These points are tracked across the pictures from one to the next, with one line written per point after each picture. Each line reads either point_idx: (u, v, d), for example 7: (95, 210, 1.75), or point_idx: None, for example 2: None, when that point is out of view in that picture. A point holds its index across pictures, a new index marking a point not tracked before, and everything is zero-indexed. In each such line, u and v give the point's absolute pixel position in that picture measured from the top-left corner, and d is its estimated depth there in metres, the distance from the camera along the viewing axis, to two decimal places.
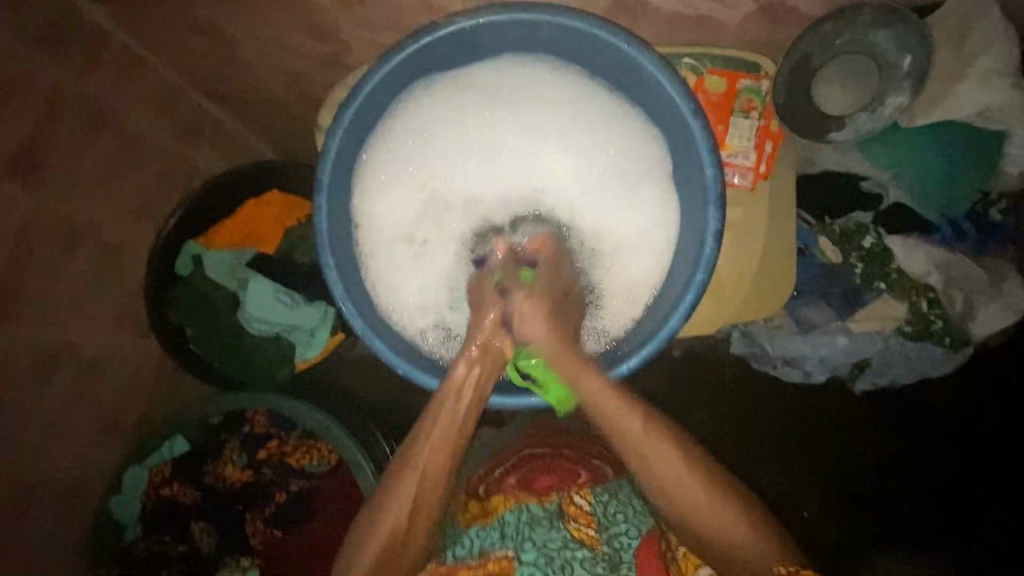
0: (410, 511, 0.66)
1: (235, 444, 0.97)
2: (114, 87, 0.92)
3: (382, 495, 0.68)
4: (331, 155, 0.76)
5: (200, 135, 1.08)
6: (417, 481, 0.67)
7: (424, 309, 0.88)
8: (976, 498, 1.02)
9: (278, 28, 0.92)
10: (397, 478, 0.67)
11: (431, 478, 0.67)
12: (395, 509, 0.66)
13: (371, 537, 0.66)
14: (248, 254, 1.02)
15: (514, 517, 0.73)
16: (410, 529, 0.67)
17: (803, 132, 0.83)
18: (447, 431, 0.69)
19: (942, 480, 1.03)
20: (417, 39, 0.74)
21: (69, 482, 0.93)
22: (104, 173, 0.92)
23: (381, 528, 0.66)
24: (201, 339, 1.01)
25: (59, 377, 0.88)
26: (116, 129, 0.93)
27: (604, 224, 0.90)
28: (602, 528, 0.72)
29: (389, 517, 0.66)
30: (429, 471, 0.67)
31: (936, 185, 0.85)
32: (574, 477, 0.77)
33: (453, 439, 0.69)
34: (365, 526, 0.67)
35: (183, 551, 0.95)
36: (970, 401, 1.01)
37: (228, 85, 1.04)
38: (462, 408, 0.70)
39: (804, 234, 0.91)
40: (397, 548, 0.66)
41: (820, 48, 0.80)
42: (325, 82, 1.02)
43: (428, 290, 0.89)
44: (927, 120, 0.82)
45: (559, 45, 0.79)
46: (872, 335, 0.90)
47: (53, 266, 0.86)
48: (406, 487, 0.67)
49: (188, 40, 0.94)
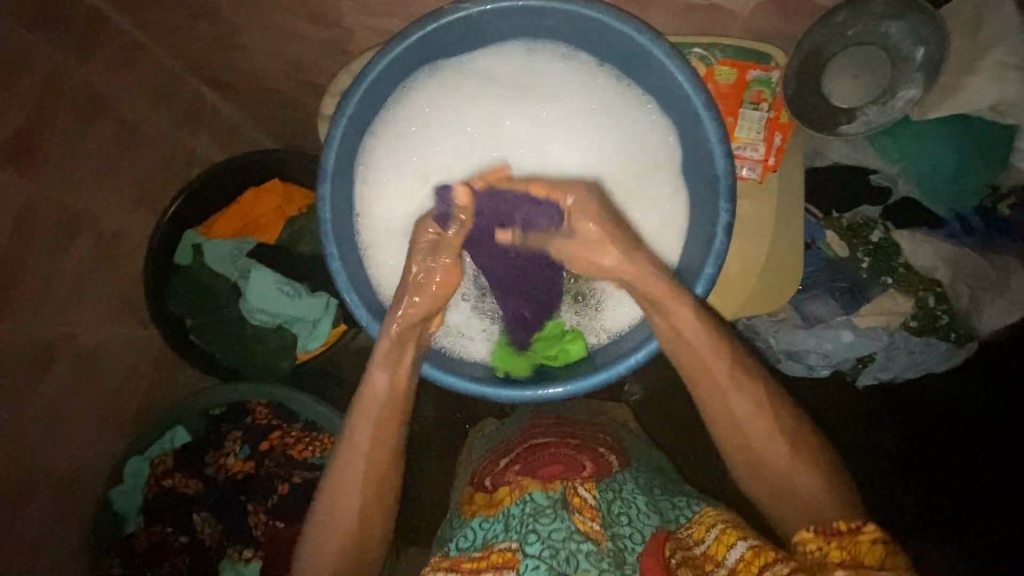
0: (363, 499, 0.66)
1: (237, 435, 0.96)
2: (111, 74, 0.90)
3: (326, 489, 0.67)
4: (335, 143, 0.75)
5: (199, 123, 1.06)
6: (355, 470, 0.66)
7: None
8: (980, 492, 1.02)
9: (277, 14, 0.90)
10: (342, 471, 0.66)
11: (373, 467, 0.66)
12: (346, 502, 0.65)
13: (323, 532, 0.65)
14: (249, 244, 1.01)
15: (519, 509, 0.69)
16: (369, 519, 0.66)
17: (811, 125, 0.82)
18: (383, 415, 0.67)
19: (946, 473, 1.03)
20: (423, 25, 0.73)
21: (70, 473, 0.92)
22: (101, 161, 0.90)
23: (331, 524, 0.65)
24: (202, 330, 1.01)
25: (58, 368, 0.87)
26: (114, 116, 0.91)
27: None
28: (607, 524, 0.67)
29: (342, 510, 0.65)
30: (372, 458, 0.66)
31: (946, 179, 0.85)
32: (578, 468, 0.74)
33: (389, 423, 0.67)
34: (319, 520, 0.66)
35: (186, 542, 0.94)
36: (975, 395, 1.01)
37: (228, 73, 1.02)
38: (395, 390, 0.67)
39: (812, 227, 0.91)
40: (354, 544, 0.65)
41: (832, 38, 0.78)
42: (327, 69, 1.00)
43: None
44: (939, 111, 0.80)
45: (568, 33, 0.78)
46: (878, 329, 0.90)
47: (51, 256, 0.84)
48: (354, 478, 0.65)
49: (186, 26, 0.92)
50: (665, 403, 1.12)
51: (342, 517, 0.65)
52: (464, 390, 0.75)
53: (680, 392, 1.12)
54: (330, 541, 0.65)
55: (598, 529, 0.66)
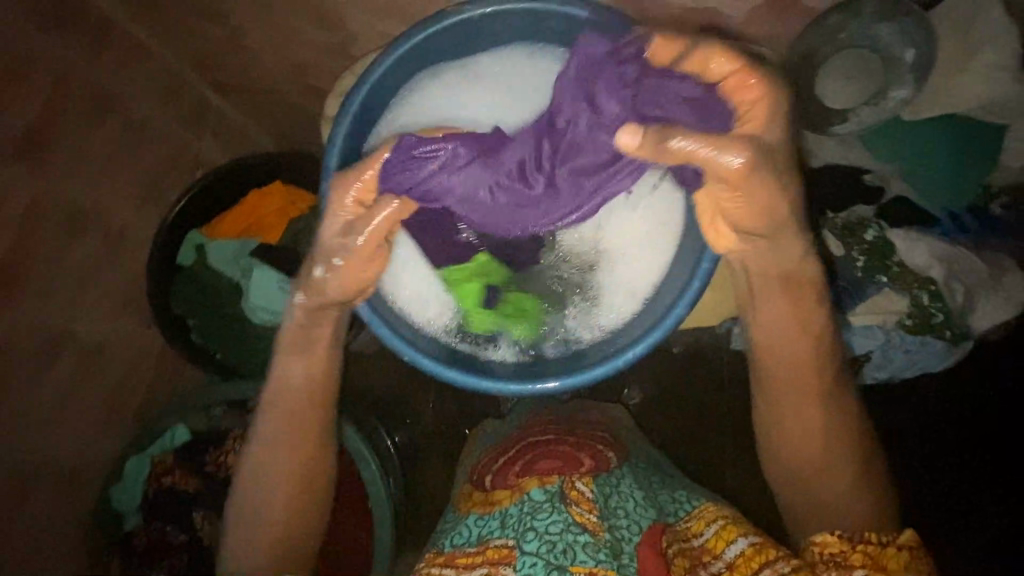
0: (293, 483, 0.74)
1: (236, 434, 0.96)
2: (117, 74, 0.92)
3: (249, 477, 0.75)
4: (338, 142, 0.77)
5: (204, 126, 1.08)
6: (280, 455, 0.74)
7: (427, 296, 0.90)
8: (975, 490, 1.03)
9: (281, 18, 0.92)
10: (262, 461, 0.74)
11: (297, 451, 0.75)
12: (274, 488, 0.73)
13: (256, 512, 0.73)
14: (253, 243, 1.02)
15: (518, 508, 0.70)
16: (299, 498, 0.75)
17: (807, 125, 0.86)
18: (297, 408, 0.75)
19: (942, 471, 1.03)
20: (427, 27, 0.75)
21: (72, 468, 0.93)
22: (108, 159, 0.92)
23: (269, 503, 0.73)
24: (203, 330, 1.01)
25: (61, 363, 0.88)
26: (120, 116, 0.93)
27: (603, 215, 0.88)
28: (603, 515, 0.67)
29: (273, 496, 0.73)
30: (293, 445, 0.74)
31: (939, 179, 0.87)
32: (576, 464, 0.74)
33: (307, 411, 0.75)
34: (253, 506, 0.74)
35: (185, 539, 0.94)
36: (968, 394, 1.02)
37: (232, 76, 1.04)
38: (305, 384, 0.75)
39: (807, 226, 0.90)
40: (289, 517, 0.74)
41: (824, 41, 0.80)
42: (330, 72, 1.01)
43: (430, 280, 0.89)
44: (931, 112, 0.83)
45: (566, 36, 0.80)
46: (873, 327, 0.91)
47: (57, 252, 0.85)
48: (278, 465, 0.74)
49: (192, 29, 0.94)
50: (665, 406, 1.12)
51: (274, 497, 0.73)
52: (465, 386, 0.77)
53: (680, 394, 1.11)
54: (264, 521, 0.73)
55: (597, 521, 0.66)
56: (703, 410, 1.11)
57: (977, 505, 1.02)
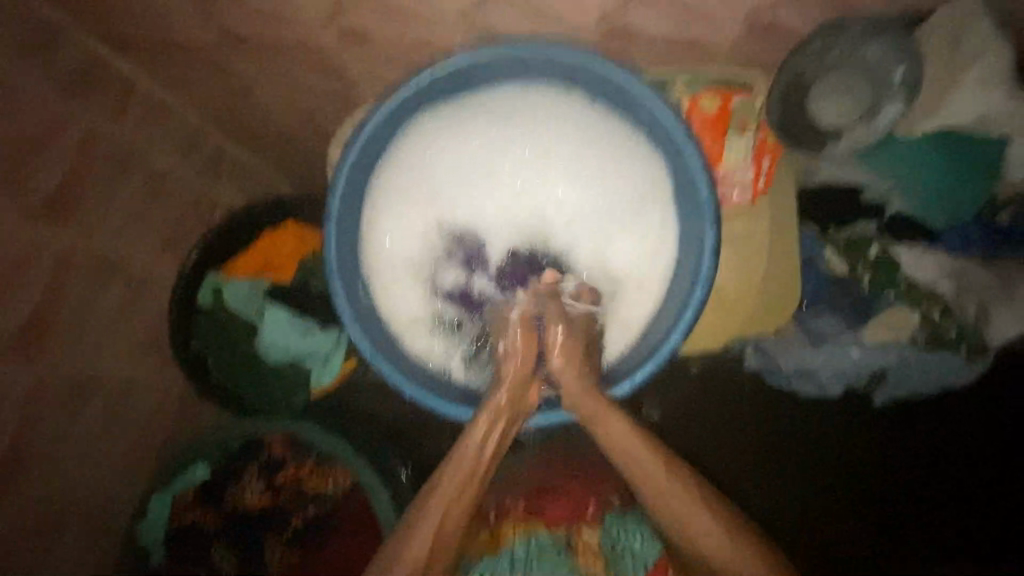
0: (443, 520, 0.70)
1: (254, 469, 0.99)
2: (140, 132, 0.98)
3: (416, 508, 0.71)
4: (339, 186, 0.80)
5: (220, 172, 1.14)
6: (450, 497, 0.71)
7: (436, 330, 0.91)
8: (969, 506, 1.01)
9: (286, 70, 0.96)
10: (433, 496, 0.71)
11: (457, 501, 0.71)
12: (435, 519, 0.70)
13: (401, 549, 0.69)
14: (265, 283, 1.05)
15: (524, 550, 0.77)
16: (445, 543, 0.70)
17: (802, 146, 0.84)
18: (471, 464, 0.73)
19: (945, 489, 1.01)
20: (417, 76, 0.78)
21: (100, 506, 0.97)
22: (131, 211, 0.97)
23: (420, 535, 0.69)
24: (221, 368, 1.04)
25: (89, 407, 0.92)
26: (141, 171, 0.98)
27: (604, 243, 0.91)
28: (608, 564, 0.76)
29: (429, 527, 0.69)
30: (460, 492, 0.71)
31: (939, 196, 0.86)
32: (580, 510, 0.81)
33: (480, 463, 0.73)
34: (407, 533, 0.70)
35: (206, 575, 0.96)
36: (985, 406, 0.99)
37: (244, 125, 1.10)
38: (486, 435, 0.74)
39: (809, 244, 0.92)
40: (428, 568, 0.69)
41: (814, 62, 0.80)
42: (334, 115, 1.05)
43: (442, 315, 0.92)
44: (925, 127, 0.82)
45: (557, 75, 0.83)
46: (886, 346, 0.90)
47: (85, 303, 0.91)
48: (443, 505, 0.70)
49: (206, 85, 1.01)
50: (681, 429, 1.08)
51: (430, 529, 0.69)
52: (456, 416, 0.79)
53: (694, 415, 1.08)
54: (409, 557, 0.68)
55: (601, 574, 0.75)
56: (718, 431, 1.07)
57: (971, 526, 1.01)
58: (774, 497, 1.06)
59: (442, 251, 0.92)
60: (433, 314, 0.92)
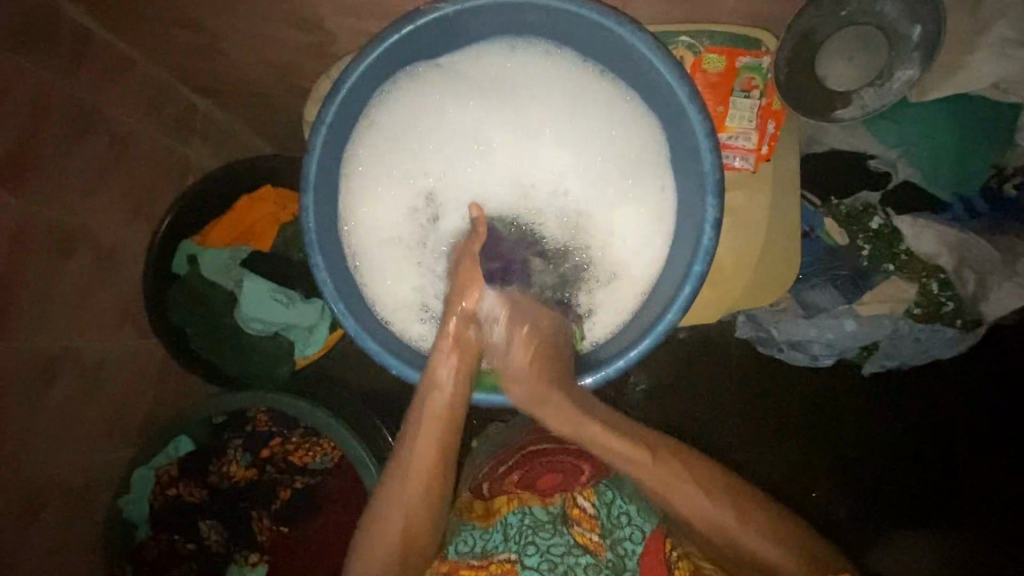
0: (417, 495, 0.69)
1: (238, 444, 0.97)
2: (98, 87, 0.89)
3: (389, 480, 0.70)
4: (316, 151, 0.74)
5: (189, 131, 1.06)
6: (416, 467, 0.70)
7: (422, 314, 0.87)
8: (961, 478, 1.01)
9: (256, 20, 0.88)
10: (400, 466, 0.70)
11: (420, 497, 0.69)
12: (403, 490, 0.69)
13: (376, 534, 0.68)
14: (244, 252, 1.02)
15: (518, 519, 0.76)
16: (420, 520, 0.69)
17: (808, 112, 0.79)
18: (434, 433, 0.71)
19: (939, 459, 1.02)
20: (399, 29, 0.71)
21: (77, 481, 0.94)
22: (95, 174, 0.90)
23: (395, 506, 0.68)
24: (201, 340, 1.00)
25: (61, 382, 0.88)
26: (102, 129, 0.90)
27: (603, 225, 0.87)
28: (606, 532, 0.74)
29: (400, 497, 0.69)
30: (426, 464, 0.70)
31: (949, 164, 0.83)
32: (577, 475, 0.79)
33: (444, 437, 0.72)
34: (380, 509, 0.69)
35: (193, 548, 0.96)
36: (969, 375, 1.01)
37: (215, 80, 1.02)
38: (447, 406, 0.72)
39: (809, 216, 0.90)
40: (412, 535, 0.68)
41: (825, 20, 0.74)
42: (312, 71, 0.98)
43: (430, 294, 0.87)
44: (938, 93, 0.77)
45: (549, 28, 0.76)
46: (880, 317, 0.89)
47: (52, 274, 0.85)
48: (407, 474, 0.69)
49: (170, 36, 0.92)
50: (671, 395, 1.08)
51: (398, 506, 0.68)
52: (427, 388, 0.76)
53: (682, 383, 1.07)
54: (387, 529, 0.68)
55: (597, 539, 0.73)
56: (707, 401, 1.07)
57: (965, 495, 1.02)
58: (761, 464, 1.06)
59: (427, 224, 0.88)
60: (424, 290, 0.88)
